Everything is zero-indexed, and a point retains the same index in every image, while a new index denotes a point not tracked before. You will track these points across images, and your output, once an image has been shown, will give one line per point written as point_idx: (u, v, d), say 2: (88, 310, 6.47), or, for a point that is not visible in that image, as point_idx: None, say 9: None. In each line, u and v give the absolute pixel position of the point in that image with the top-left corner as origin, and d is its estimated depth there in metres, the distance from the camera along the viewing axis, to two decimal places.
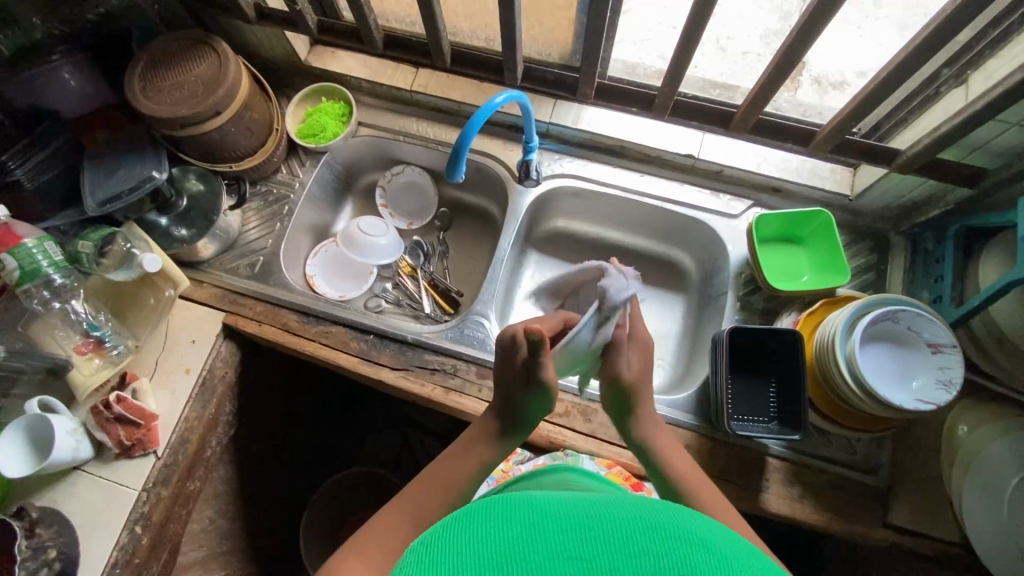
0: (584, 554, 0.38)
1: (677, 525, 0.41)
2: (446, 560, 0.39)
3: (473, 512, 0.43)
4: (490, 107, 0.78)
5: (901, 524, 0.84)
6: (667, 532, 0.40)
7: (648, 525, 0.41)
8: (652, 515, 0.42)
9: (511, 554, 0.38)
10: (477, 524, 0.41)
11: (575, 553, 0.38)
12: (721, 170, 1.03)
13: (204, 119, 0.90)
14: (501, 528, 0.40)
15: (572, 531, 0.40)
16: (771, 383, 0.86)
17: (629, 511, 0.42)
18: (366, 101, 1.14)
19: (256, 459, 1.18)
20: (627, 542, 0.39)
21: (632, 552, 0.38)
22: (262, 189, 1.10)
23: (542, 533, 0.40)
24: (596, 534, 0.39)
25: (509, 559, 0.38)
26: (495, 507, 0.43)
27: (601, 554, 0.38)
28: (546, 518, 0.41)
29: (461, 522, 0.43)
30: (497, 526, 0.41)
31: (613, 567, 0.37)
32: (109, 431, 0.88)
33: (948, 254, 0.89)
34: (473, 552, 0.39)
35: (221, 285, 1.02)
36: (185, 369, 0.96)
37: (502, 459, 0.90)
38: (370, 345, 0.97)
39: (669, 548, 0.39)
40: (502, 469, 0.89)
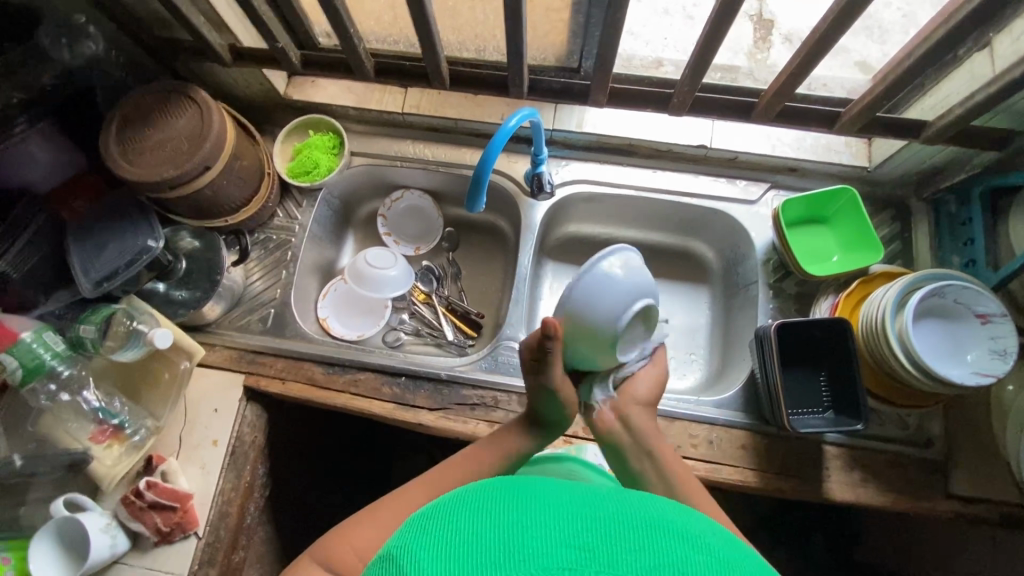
0: (581, 542, 0.37)
1: (678, 522, 0.40)
2: (443, 536, 0.38)
3: (468, 495, 0.43)
4: (507, 130, 0.73)
5: (963, 493, 0.85)
6: (667, 527, 0.39)
7: (651, 518, 0.40)
8: (656, 511, 0.41)
9: (507, 538, 0.37)
10: (473, 508, 0.40)
11: (574, 541, 0.37)
12: (735, 157, 1.00)
13: (194, 177, 0.83)
14: (500, 512, 0.39)
15: (571, 520, 0.38)
16: (821, 373, 0.84)
17: (629, 504, 0.41)
18: (356, 128, 1.08)
19: (294, 514, 1.13)
20: (628, 536, 0.38)
21: (631, 547, 0.37)
22: (261, 236, 1.03)
23: (540, 517, 0.39)
24: (594, 522, 0.38)
25: (504, 541, 0.37)
26: (494, 491, 0.42)
27: (598, 543, 0.37)
28: (545, 504, 0.40)
29: (455, 504, 0.42)
30: (495, 508, 0.40)
31: (615, 559, 0.36)
32: (145, 520, 0.83)
33: (977, 217, 0.88)
34: (471, 530, 0.38)
35: (235, 345, 0.96)
36: (213, 441, 0.91)
37: None
38: (403, 388, 0.93)
39: (671, 544, 0.37)
40: None
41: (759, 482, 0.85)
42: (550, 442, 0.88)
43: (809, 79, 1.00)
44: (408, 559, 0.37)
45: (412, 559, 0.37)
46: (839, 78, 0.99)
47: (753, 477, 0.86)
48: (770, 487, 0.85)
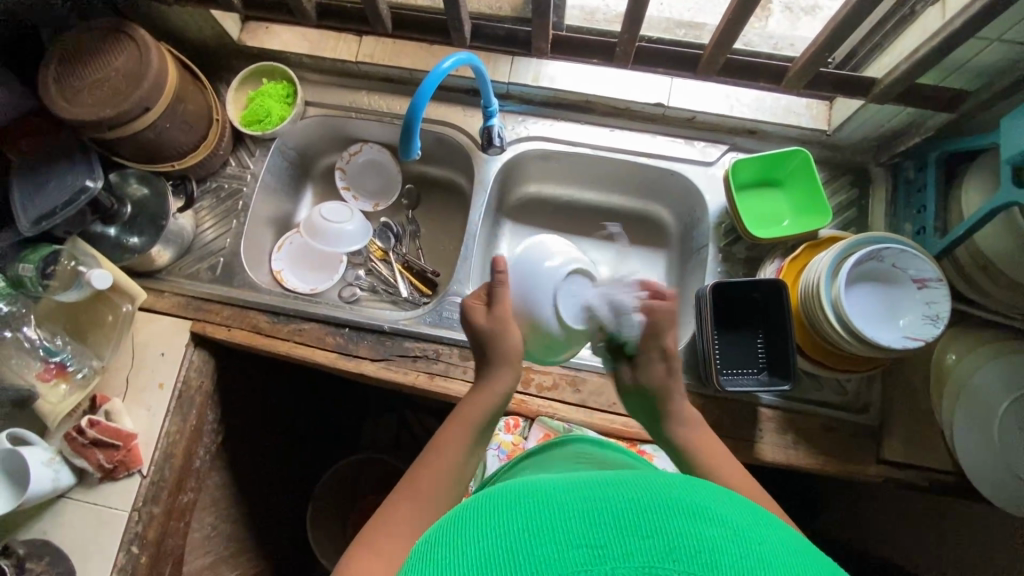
0: (589, 539, 0.37)
1: (691, 500, 0.40)
2: (454, 562, 0.38)
3: (475, 510, 0.42)
4: (438, 73, 0.71)
5: (894, 458, 0.85)
6: (679, 508, 0.39)
7: (653, 502, 0.39)
8: (664, 491, 0.41)
9: (520, 551, 0.37)
10: (481, 525, 0.40)
11: (584, 540, 0.37)
12: (693, 116, 0.98)
13: (132, 117, 0.83)
14: (509, 525, 0.39)
15: (581, 518, 0.38)
16: (758, 334, 0.84)
17: (638, 488, 0.41)
18: (310, 78, 1.07)
19: (250, 461, 1.16)
20: (639, 522, 0.38)
21: (642, 536, 0.37)
22: (212, 185, 1.03)
23: (548, 522, 0.38)
24: (605, 518, 0.38)
25: (515, 553, 0.37)
26: (504, 502, 0.42)
27: (613, 538, 0.37)
28: (552, 506, 0.39)
29: (463, 524, 0.41)
30: (496, 524, 0.39)
31: (625, 550, 0.36)
32: (87, 456, 0.85)
33: (930, 183, 0.86)
34: (482, 552, 0.37)
35: (183, 292, 0.97)
36: (159, 384, 0.92)
37: (510, 431, 0.89)
38: (347, 338, 0.94)
39: (683, 524, 0.38)
40: (511, 441, 0.88)
41: None
42: None
43: (774, 37, 0.97)
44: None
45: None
46: (804, 37, 0.96)
47: None
48: None
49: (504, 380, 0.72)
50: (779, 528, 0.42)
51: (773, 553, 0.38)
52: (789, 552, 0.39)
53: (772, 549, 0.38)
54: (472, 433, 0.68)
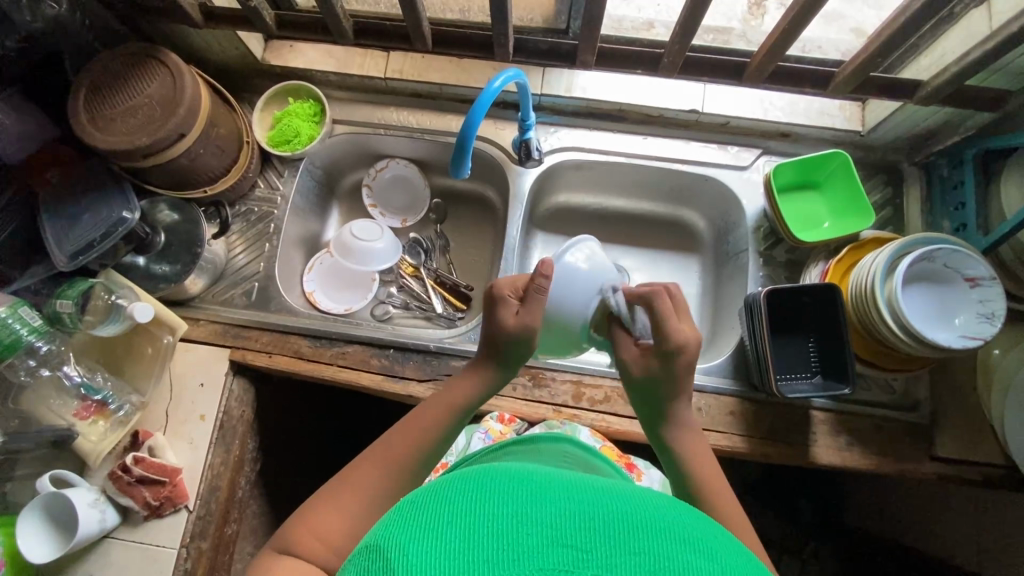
0: (577, 543, 0.35)
1: (686, 525, 0.38)
2: (433, 524, 0.35)
3: (462, 479, 0.40)
4: (490, 92, 0.71)
5: (947, 455, 0.86)
6: (674, 533, 0.37)
7: (652, 520, 0.37)
8: (659, 510, 0.39)
9: (502, 534, 0.35)
10: (468, 495, 0.38)
11: (569, 541, 0.35)
12: (726, 122, 0.98)
13: (168, 145, 0.80)
14: (494, 503, 0.37)
15: (572, 519, 0.36)
16: (810, 338, 0.84)
17: (633, 501, 0.39)
18: (337, 95, 1.05)
19: (285, 487, 1.14)
20: (631, 535, 0.36)
21: (630, 550, 0.35)
22: (242, 209, 1.01)
23: (537, 511, 0.36)
24: (596, 524, 0.36)
25: (499, 535, 0.35)
26: (494, 479, 0.39)
27: (600, 546, 0.35)
28: (542, 496, 0.37)
29: (446, 491, 0.39)
30: (486, 496, 0.37)
31: (611, 561, 0.34)
32: (134, 495, 0.83)
33: (969, 180, 0.87)
34: (463, 525, 0.35)
35: (220, 320, 0.95)
36: (200, 415, 0.90)
37: (501, 422, 0.89)
38: (391, 359, 0.92)
39: (676, 550, 0.35)
40: (500, 431, 0.88)
41: (746, 447, 0.86)
42: (539, 411, 0.89)
43: (803, 41, 0.98)
44: (396, 549, 0.34)
45: (400, 550, 0.34)
46: (833, 40, 0.97)
47: (742, 443, 0.86)
48: (758, 451, 0.86)
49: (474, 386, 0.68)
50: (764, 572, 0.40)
51: None
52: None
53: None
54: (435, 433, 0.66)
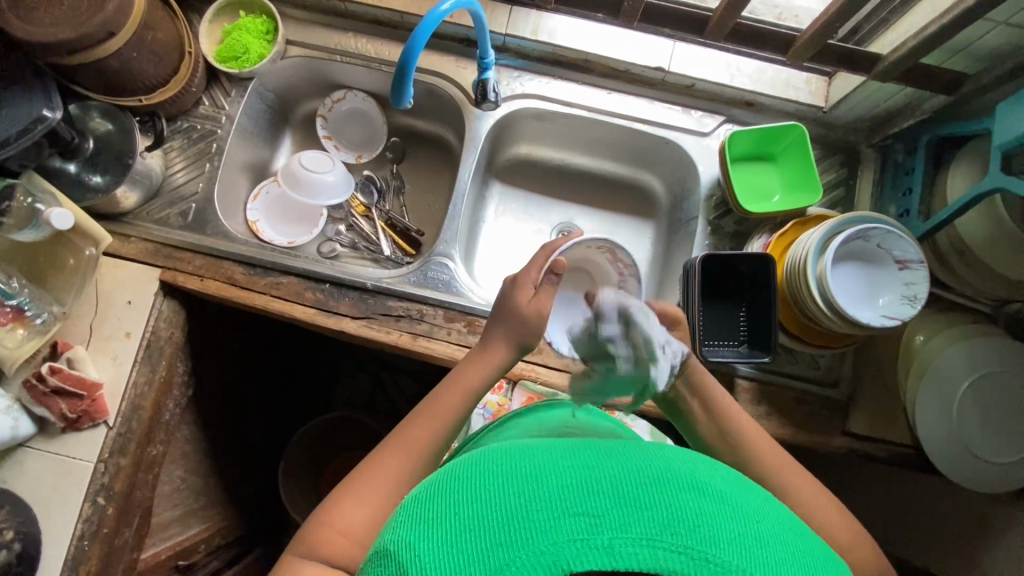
0: (588, 510, 0.37)
1: (686, 474, 0.41)
2: (449, 524, 0.39)
3: (462, 474, 0.44)
4: (435, 17, 0.68)
5: (857, 431, 0.89)
6: (680, 485, 0.40)
7: (655, 476, 0.40)
8: (663, 465, 0.41)
9: (515, 516, 0.38)
10: (478, 486, 0.41)
11: (581, 509, 0.37)
12: (692, 84, 0.96)
13: (95, 42, 0.76)
14: (501, 489, 0.40)
15: (578, 488, 0.38)
16: (741, 307, 0.84)
17: (636, 462, 0.41)
18: (293, 14, 1.00)
19: (219, 415, 1.14)
20: (638, 496, 0.38)
21: (641, 506, 0.37)
22: (183, 124, 0.96)
23: (545, 487, 0.39)
24: (603, 489, 0.38)
25: (514, 517, 0.38)
26: (496, 465, 0.43)
27: (609, 508, 0.37)
28: (549, 475, 0.40)
29: (453, 488, 0.43)
30: (497, 486, 0.40)
31: (624, 518, 0.37)
32: (49, 405, 0.82)
33: (919, 165, 0.88)
34: (479, 515, 0.39)
35: (151, 238, 0.92)
36: (125, 333, 0.88)
37: (495, 391, 0.90)
38: (327, 295, 0.90)
39: (679, 500, 0.38)
40: (496, 402, 0.90)
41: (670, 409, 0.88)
42: None
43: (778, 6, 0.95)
44: (408, 552, 0.38)
45: (416, 550, 0.38)
46: (807, 8, 0.94)
47: None
48: None
49: (499, 354, 0.69)
50: (771, 507, 0.43)
51: (770, 536, 0.39)
52: (772, 523, 0.40)
53: (761, 527, 0.39)
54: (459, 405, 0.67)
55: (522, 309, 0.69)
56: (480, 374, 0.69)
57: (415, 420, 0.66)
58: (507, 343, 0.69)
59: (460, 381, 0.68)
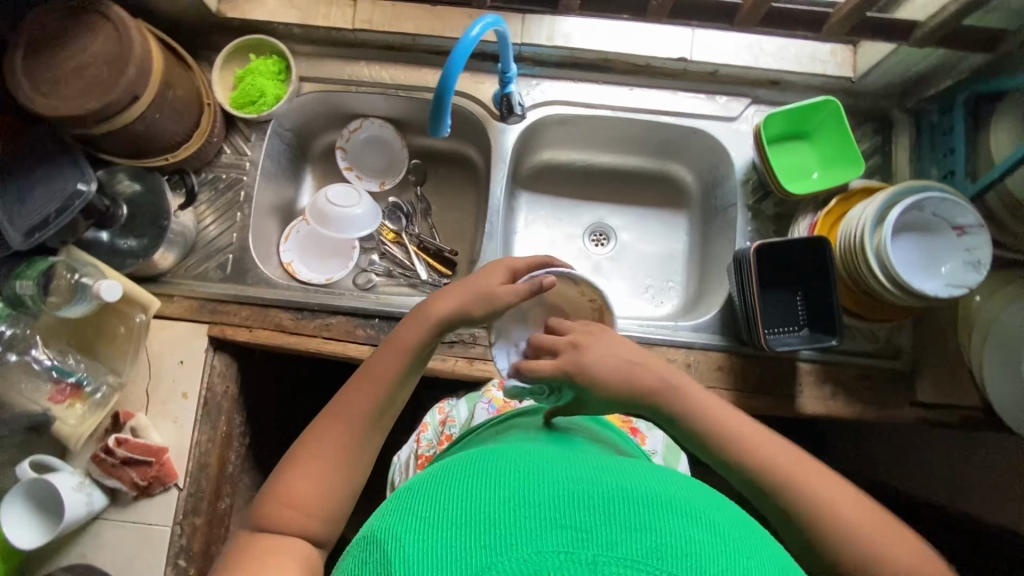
0: (575, 523, 0.36)
1: (681, 502, 0.40)
2: (430, 519, 0.38)
3: (455, 477, 0.43)
4: (468, 42, 0.66)
5: (925, 400, 0.88)
6: (676, 512, 0.39)
7: (651, 500, 0.39)
8: (658, 491, 0.41)
9: (501, 521, 0.37)
10: (469, 489, 0.41)
11: (569, 522, 0.36)
12: (715, 70, 0.95)
13: (120, 108, 0.75)
14: (490, 494, 0.39)
15: (570, 501, 0.38)
16: (799, 292, 0.84)
17: (633, 485, 0.41)
18: (303, 50, 0.98)
19: (277, 458, 1.13)
20: (629, 516, 0.37)
21: (633, 527, 0.36)
22: (208, 176, 0.95)
23: (536, 496, 0.39)
24: (595, 505, 0.38)
25: (499, 522, 0.37)
26: (492, 473, 0.43)
27: (599, 524, 0.36)
28: (544, 486, 0.40)
29: (443, 487, 0.42)
30: (487, 491, 0.40)
31: (611, 535, 0.36)
32: (121, 476, 0.82)
33: (958, 125, 0.86)
34: (463, 515, 0.38)
35: (194, 295, 0.91)
36: (183, 394, 0.88)
37: (501, 389, 0.84)
38: (377, 330, 0.90)
39: (674, 526, 0.37)
40: (503, 398, 0.82)
41: (735, 400, 0.87)
42: None
43: None
44: (392, 543, 0.37)
45: (397, 544, 0.37)
46: None
47: (729, 398, 0.87)
48: (747, 405, 0.88)
49: (445, 311, 0.62)
50: (765, 543, 0.42)
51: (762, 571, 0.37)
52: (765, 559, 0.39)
53: (753, 563, 0.38)
54: (404, 363, 0.62)
55: (497, 292, 0.61)
56: (422, 332, 0.62)
57: (358, 383, 0.61)
58: (460, 303, 0.62)
59: (404, 339, 0.62)
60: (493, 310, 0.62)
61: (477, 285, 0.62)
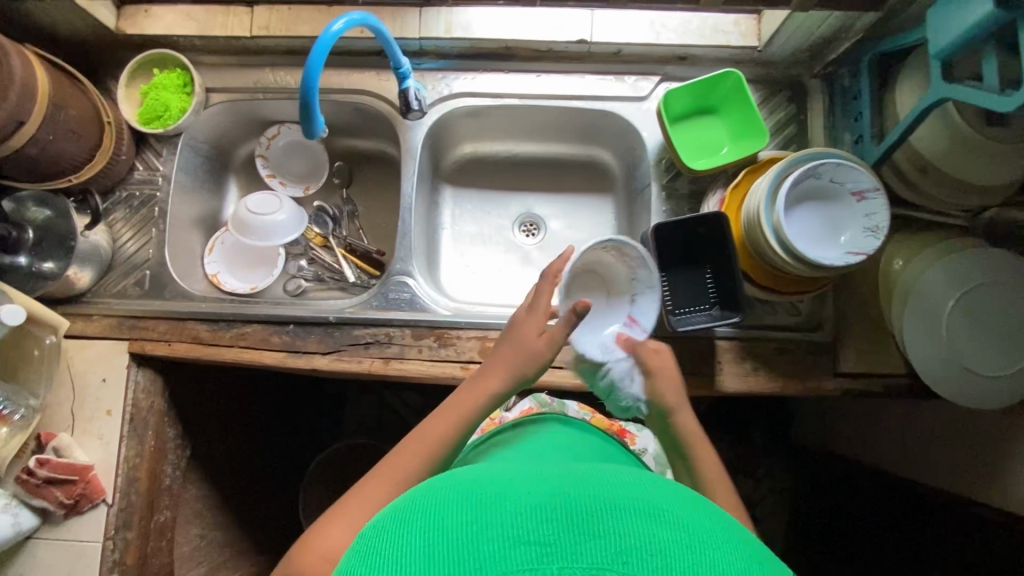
0: (541, 538, 0.33)
1: (654, 499, 0.37)
2: (386, 551, 0.34)
3: (416, 501, 0.39)
4: (327, 37, 0.66)
5: (849, 370, 0.87)
6: (644, 509, 0.36)
7: (620, 501, 0.36)
8: (628, 491, 0.38)
9: (463, 543, 0.33)
10: (429, 511, 0.37)
11: (533, 538, 0.33)
12: (619, 50, 0.93)
13: (5, 134, 0.75)
14: (448, 514, 0.36)
15: (530, 512, 0.35)
16: (705, 269, 0.83)
17: (602, 486, 0.38)
18: (208, 61, 0.98)
19: (225, 468, 1.14)
20: (596, 521, 0.34)
21: (599, 534, 0.34)
22: (122, 194, 0.96)
23: (497, 511, 0.35)
24: (558, 513, 0.35)
25: (461, 545, 0.33)
26: (451, 490, 0.39)
27: (565, 536, 0.33)
28: (502, 499, 0.36)
29: (402, 515, 0.38)
30: (446, 510, 0.36)
31: (576, 548, 0.33)
32: (45, 495, 0.83)
33: (864, 88, 0.84)
34: (423, 542, 0.34)
35: (113, 313, 0.92)
36: (107, 411, 0.89)
37: None
38: (293, 335, 0.90)
39: (643, 526, 0.34)
40: (488, 418, 0.85)
41: None
42: (448, 370, 0.87)
43: None
44: None
45: None
46: None
47: None
48: None
49: (496, 387, 0.70)
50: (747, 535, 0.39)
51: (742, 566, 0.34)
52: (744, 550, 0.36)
53: (733, 556, 0.34)
54: (459, 427, 0.66)
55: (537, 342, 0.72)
56: (476, 402, 0.68)
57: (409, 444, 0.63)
58: (511, 373, 0.70)
59: (463, 406, 0.68)
60: (538, 364, 0.71)
61: (517, 341, 0.72)
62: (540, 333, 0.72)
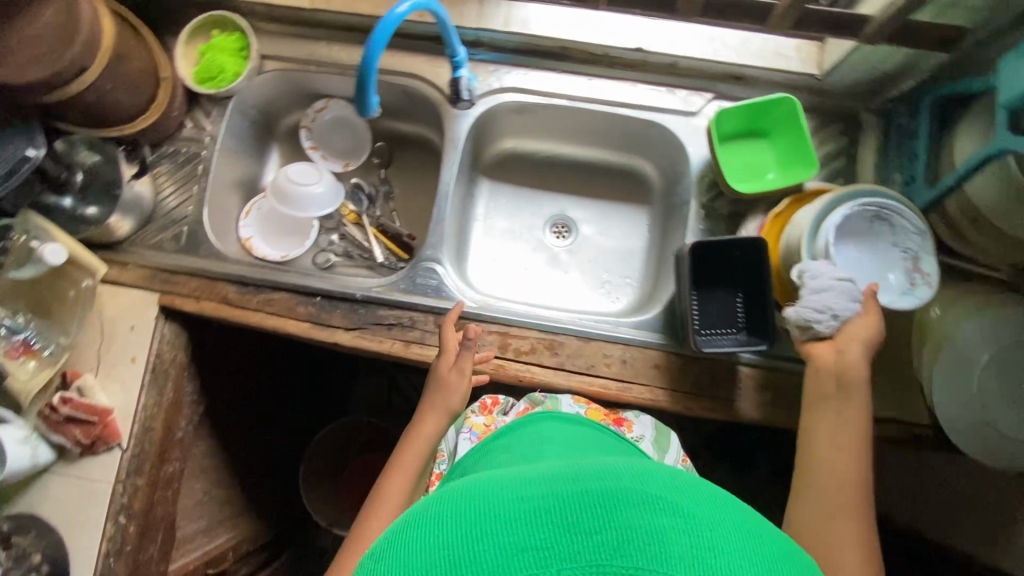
0: (534, 542, 0.32)
1: (637, 483, 0.35)
2: None
3: (407, 524, 0.38)
4: (392, 18, 0.66)
5: (879, 415, 0.84)
6: (630, 495, 0.34)
7: (604, 490, 0.34)
8: (611, 476, 0.35)
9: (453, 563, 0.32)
10: (417, 533, 0.35)
11: (526, 545, 0.32)
12: (675, 62, 0.93)
13: (68, 79, 0.77)
14: (436, 531, 0.34)
15: (523, 517, 0.33)
16: (737, 293, 0.82)
17: (585, 475, 0.36)
18: (267, 29, 1.00)
19: (235, 428, 1.16)
20: (585, 517, 0.33)
21: (588, 530, 0.32)
22: (169, 149, 0.98)
23: (484, 523, 0.33)
24: (544, 514, 0.33)
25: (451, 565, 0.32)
26: (439, 505, 0.37)
27: (557, 538, 0.32)
28: (491, 508, 0.34)
29: (395, 543, 0.36)
30: (433, 531, 0.35)
31: (570, 551, 0.32)
32: (65, 432, 0.85)
33: (922, 129, 0.82)
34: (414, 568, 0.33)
35: (147, 264, 0.94)
36: (130, 358, 0.91)
37: (484, 412, 0.83)
38: (319, 308, 0.91)
39: (633, 515, 0.33)
40: (483, 423, 0.82)
41: (672, 401, 0.86)
42: None
43: None
44: None
45: None
46: None
47: (664, 397, 0.86)
48: (683, 407, 0.86)
49: (428, 425, 0.79)
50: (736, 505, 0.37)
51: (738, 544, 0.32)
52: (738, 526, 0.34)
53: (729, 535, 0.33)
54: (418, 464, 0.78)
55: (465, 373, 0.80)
56: (426, 442, 0.79)
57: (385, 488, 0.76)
58: (438, 413, 0.80)
59: (412, 453, 0.78)
60: (456, 395, 0.80)
61: (435, 381, 0.82)
62: (450, 367, 0.81)
